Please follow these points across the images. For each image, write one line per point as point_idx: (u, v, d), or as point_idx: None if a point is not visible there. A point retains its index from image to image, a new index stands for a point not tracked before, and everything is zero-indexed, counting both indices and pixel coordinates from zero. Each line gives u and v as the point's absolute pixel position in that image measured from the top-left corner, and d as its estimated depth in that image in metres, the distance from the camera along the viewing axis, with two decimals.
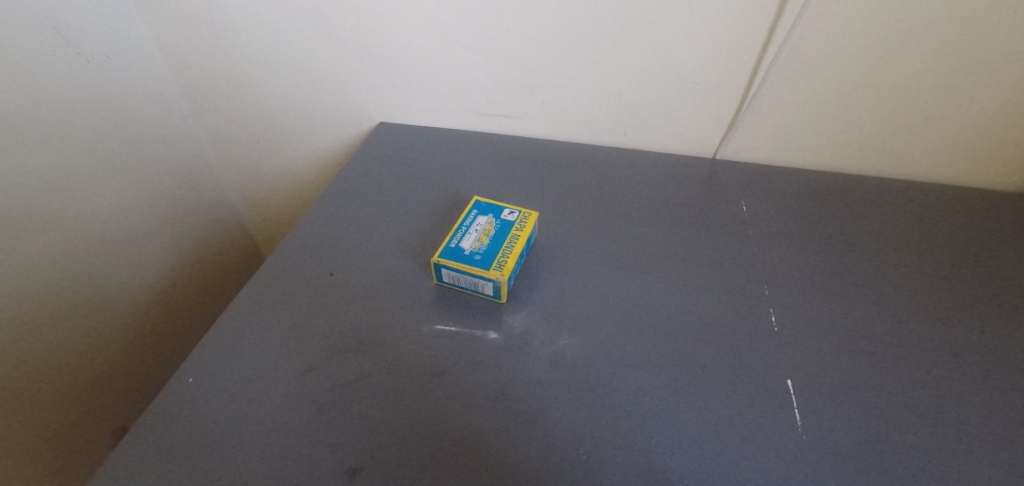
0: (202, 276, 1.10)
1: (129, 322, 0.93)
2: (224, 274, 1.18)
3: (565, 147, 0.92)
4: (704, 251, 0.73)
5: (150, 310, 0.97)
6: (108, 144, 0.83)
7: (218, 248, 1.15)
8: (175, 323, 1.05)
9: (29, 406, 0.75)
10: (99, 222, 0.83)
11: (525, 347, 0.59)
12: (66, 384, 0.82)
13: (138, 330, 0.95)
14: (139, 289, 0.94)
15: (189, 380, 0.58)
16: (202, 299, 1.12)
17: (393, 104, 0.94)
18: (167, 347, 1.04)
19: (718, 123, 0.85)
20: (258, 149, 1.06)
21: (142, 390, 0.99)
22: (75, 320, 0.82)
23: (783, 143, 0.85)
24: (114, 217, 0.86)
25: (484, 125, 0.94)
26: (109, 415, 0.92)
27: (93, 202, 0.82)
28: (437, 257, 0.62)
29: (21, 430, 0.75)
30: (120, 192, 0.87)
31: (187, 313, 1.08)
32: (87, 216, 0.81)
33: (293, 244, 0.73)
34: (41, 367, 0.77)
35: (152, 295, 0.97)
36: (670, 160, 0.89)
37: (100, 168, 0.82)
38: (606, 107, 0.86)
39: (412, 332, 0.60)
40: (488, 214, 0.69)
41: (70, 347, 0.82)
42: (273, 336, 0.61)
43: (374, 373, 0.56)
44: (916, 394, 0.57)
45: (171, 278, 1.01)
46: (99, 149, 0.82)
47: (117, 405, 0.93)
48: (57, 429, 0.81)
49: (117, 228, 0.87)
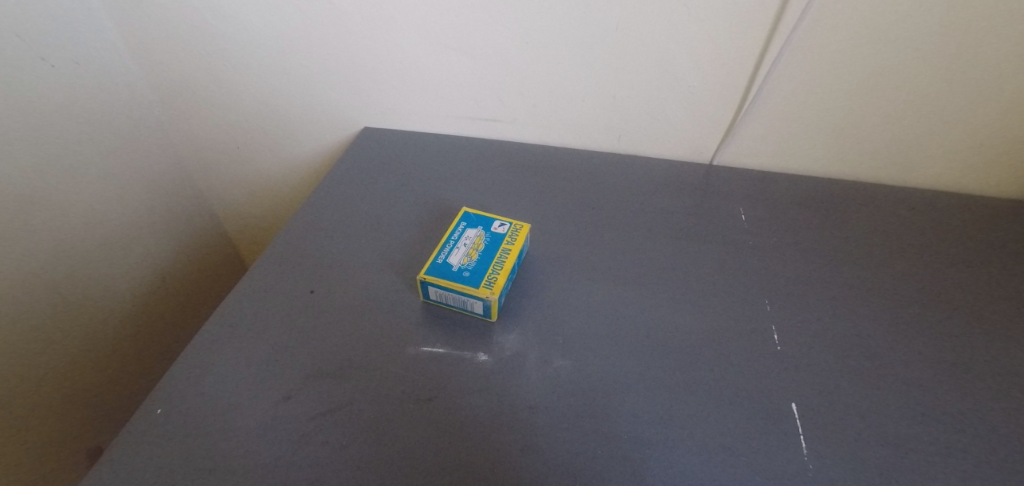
0: (180, 287, 1.06)
1: (115, 328, 0.91)
2: (204, 284, 1.14)
3: (557, 153, 0.89)
4: (703, 263, 0.70)
5: (136, 316, 0.95)
6: (78, 152, 0.79)
7: (198, 258, 1.11)
8: (153, 336, 1.01)
9: (20, 416, 0.74)
10: (68, 235, 0.79)
11: (517, 369, 0.56)
12: (51, 397, 0.80)
13: (125, 335, 0.93)
14: (121, 299, 0.91)
15: (158, 411, 0.54)
16: (182, 310, 1.08)
17: (377, 109, 0.90)
18: (145, 361, 1.00)
19: (715, 129, 0.82)
20: (238, 155, 1.02)
21: (131, 395, 0.98)
22: (62, 329, 0.80)
23: (782, 149, 0.82)
24: (85, 228, 0.82)
25: (473, 130, 0.91)
26: (99, 422, 0.91)
27: (60, 214, 0.77)
28: (423, 274, 0.59)
29: (14, 441, 0.74)
30: (91, 202, 0.82)
31: (166, 326, 1.04)
32: (54, 228, 0.76)
33: (272, 259, 0.69)
34: (31, 378, 0.75)
35: (137, 300, 0.95)
36: (665, 166, 0.87)
37: (67, 178, 0.77)
38: (600, 111, 0.83)
39: (397, 354, 0.57)
40: (477, 227, 0.66)
41: (43, 365, 0.77)
42: (248, 361, 0.57)
43: (357, 400, 0.53)
44: (928, 415, 0.54)
45: (148, 289, 0.97)
46: (67, 157, 0.77)
47: (93, 423, 0.89)
48: (49, 438, 0.80)
49: (88, 241, 0.83)
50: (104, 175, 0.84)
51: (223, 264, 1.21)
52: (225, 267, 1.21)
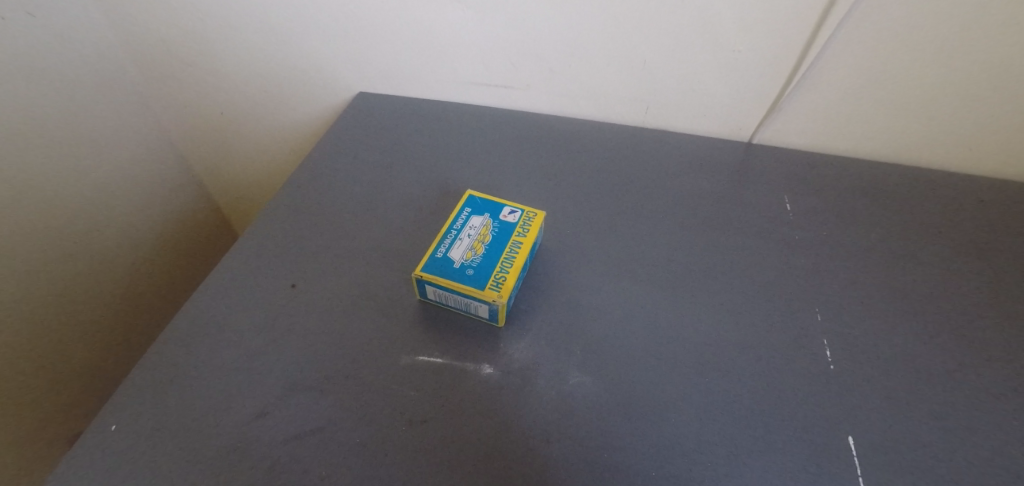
0: (168, 264, 0.97)
1: (115, 298, 0.86)
2: (195, 260, 1.05)
3: (576, 126, 0.79)
4: (740, 259, 0.61)
5: (135, 286, 0.90)
6: (42, 119, 0.70)
7: (185, 232, 1.02)
8: (141, 317, 0.93)
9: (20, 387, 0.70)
10: (34, 207, 0.69)
11: (528, 386, 0.48)
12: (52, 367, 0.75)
13: (126, 305, 0.88)
14: (117, 269, 0.85)
15: (113, 428, 0.47)
16: (173, 288, 0.99)
17: (373, 72, 0.80)
18: (134, 343, 0.91)
19: (760, 102, 0.71)
20: (223, 120, 0.92)
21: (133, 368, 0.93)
22: (59, 297, 0.75)
23: (836, 129, 0.72)
24: (60, 203, 0.74)
25: (482, 97, 0.80)
26: (101, 396, 0.86)
27: (23, 186, 0.68)
28: (419, 271, 0.51)
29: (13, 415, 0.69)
30: (64, 175, 0.74)
31: (154, 305, 0.95)
32: (23, 206, 0.68)
33: (251, 246, 0.61)
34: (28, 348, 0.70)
35: (134, 270, 0.89)
36: (697, 145, 0.76)
37: (32, 148, 0.69)
38: (626, 80, 0.72)
39: (388, 364, 0.49)
40: (483, 214, 0.57)
41: (26, 346, 0.70)
42: (220, 367, 0.50)
43: (341, 420, 0.46)
44: (1013, 454, 0.46)
45: (133, 267, 0.89)
46: (30, 126, 0.68)
47: (77, 413, 0.81)
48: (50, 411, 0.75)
49: (59, 214, 0.74)
50: (70, 141, 0.74)
51: (214, 238, 1.12)
52: (216, 241, 1.12)
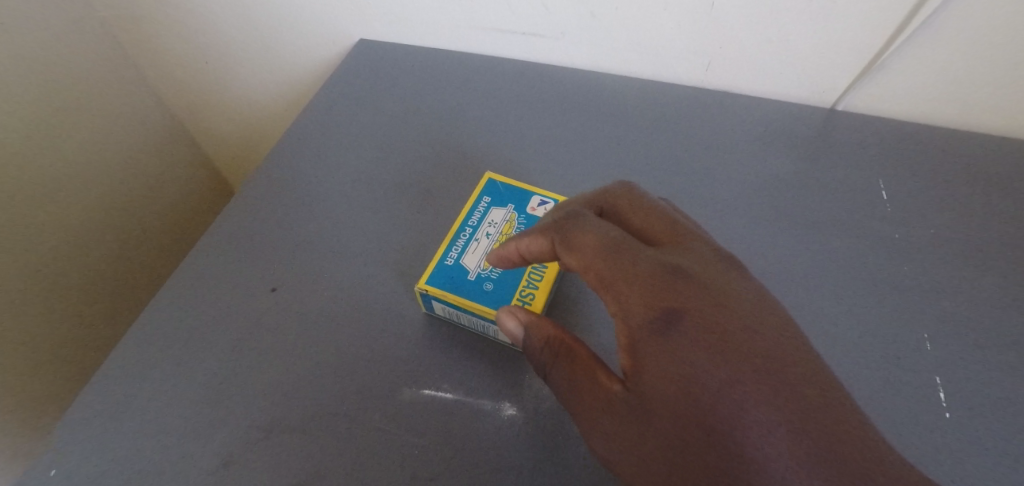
0: (158, 223, 0.86)
1: (110, 254, 0.76)
2: (188, 217, 0.93)
3: (618, 85, 0.65)
4: (822, 264, 0.49)
5: (131, 240, 0.80)
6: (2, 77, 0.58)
7: (177, 188, 0.89)
8: (142, 276, 0.83)
9: (17, 358, 0.62)
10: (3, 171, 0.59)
11: (558, 433, 0.38)
12: (52, 333, 0.67)
13: (124, 262, 0.79)
14: (105, 224, 0.75)
15: (52, 472, 0.38)
16: (166, 249, 0.88)
17: (374, 14, 0.66)
18: (137, 303, 0.82)
19: (857, 60, 0.55)
20: (208, 70, 0.79)
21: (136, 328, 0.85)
22: (45, 258, 0.66)
23: (954, 98, 0.55)
24: (34, 171, 0.64)
25: (505, 48, 0.66)
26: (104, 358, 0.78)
27: None
28: (426, 284, 0.41)
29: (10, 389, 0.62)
30: (33, 141, 0.63)
31: (150, 266, 0.85)
32: None
33: (225, 234, 0.52)
34: (19, 315, 0.62)
35: (127, 224, 0.79)
36: (767, 111, 0.62)
37: None
38: (688, 28, 0.57)
39: (386, 398, 0.40)
40: (506, 205, 0.46)
41: (18, 313, 0.62)
42: (184, 391, 0.41)
43: (327, 471, 0.37)
44: None
45: (123, 219, 0.78)
46: None
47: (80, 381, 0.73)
48: (55, 380, 0.68)
49: (28, 172, 0.63)
50: (36, 97, 0.63)
51: (212, 191, 0.99)
52: (214, 193, 1.00)
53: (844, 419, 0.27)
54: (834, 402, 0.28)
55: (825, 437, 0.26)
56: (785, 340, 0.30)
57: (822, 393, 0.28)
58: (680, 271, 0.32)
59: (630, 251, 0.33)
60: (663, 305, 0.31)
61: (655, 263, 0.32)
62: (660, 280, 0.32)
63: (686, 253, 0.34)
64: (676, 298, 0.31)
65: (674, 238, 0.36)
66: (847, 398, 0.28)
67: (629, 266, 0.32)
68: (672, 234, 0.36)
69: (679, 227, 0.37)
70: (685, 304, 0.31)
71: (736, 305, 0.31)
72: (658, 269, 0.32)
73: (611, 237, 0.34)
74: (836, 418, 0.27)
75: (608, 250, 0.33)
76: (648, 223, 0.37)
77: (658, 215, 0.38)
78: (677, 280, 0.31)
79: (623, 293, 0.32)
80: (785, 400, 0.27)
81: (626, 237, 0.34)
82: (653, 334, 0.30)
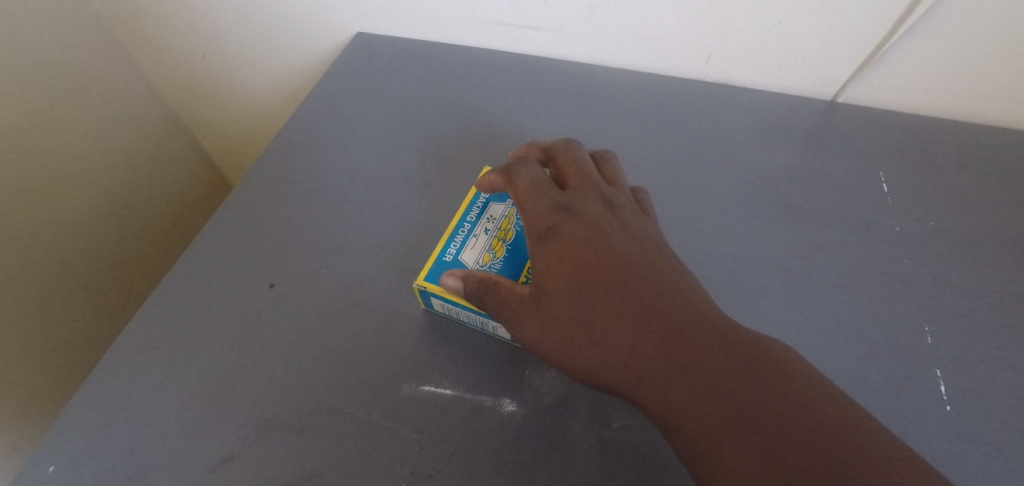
0: (156, 217, 0.85)
1: (107, 250, 0.76)
2: (186, 212, 0.92)
3: (618, 78, 0.64)
4: (823, 257, 0.49)
5: (128, 235, 0.80)
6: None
7: (175, 182, 0.89)
8: (139, 271, 0.83)
9: (12, 353, 0.62)
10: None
11: (559, 429, 0.38)
12: (47, 328, 0.67)
13: (121, 257, 0.79)
14: (102, 218, 0.75)
15: (51, 469, 0.38)
16: (164, 245, 0.87)
17: (372, 7, 0.65)
18: (135, 299, 0.82)
19: (859, 51, 0.54)
20: (204, 64, 0.79)
21: None
22: (41, 253, 0.65)
23: (957, 90, 0.55)
24: (28, 167, 0.63)
25: (504, 40, 0.65)
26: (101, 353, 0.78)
27: None
28: (424, 280, 0.41)
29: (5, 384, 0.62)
30: (28, 137, 0.63)
31: (149, 261, 0.84)
32: None
33: (223, 230, 0.51)
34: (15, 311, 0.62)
35: (124, 219, 0.79)
36: (767, 103, 0.62)
37: None
38: (689, 20, 0.56)
39: (384, 395, 0.40)
40: (504, 200, 0.46)
41: (13, 309, 0.62)
42: (182, 388, 0.41)
43: (326, 468, 0.37)
44: None
45: (120, 214, 0.78)
46: None
47: (78, 376, 0.73)
48: (51, 375, 0.68)
49: (23, 168, 0.62)
50: (30, 94, 0.63)
51: (211, 186, 0.99)
52: (213, 189, 0.99)
53: (691, 332, 0.32)
54: (689, 318, 0.33)
55: (663, 343, 0.32)
56: (657, 273, 0.35)
57: (677, 311, 0.33)
58: (577, 210, 0.38)
59: (538, 194, 0.39)
60: (556, 235, 0.37)
61: (555, 204, 0.39)
62: (556, 217, 0.38)
63: (590, 198, 0.40)
64: (567, 232, 0.37)
65: (590, 186, 0.41)
66: (703, 319, 0.33)
67: (539, 204, 0.39)
68: (585, 179, 0.41)
69: (591, 175, 0.42)
70: (575, 234, 0.37)
71: (619, 241, 0.37)
72: (556, 209, 0.38)
73: (530, 181, 0.40)
74: (682, 327, 0.32)
75: (522, 194, 0.40)
76: (567, 169, 0.42)
77: (577, 163, 0.42)
78: (569, 217, 0.38)
79: (528, 226, 0.39)
80: (639, 313, 0.33)
81: (541, 183, 0.40)
82: (546, 258, 0.36)
